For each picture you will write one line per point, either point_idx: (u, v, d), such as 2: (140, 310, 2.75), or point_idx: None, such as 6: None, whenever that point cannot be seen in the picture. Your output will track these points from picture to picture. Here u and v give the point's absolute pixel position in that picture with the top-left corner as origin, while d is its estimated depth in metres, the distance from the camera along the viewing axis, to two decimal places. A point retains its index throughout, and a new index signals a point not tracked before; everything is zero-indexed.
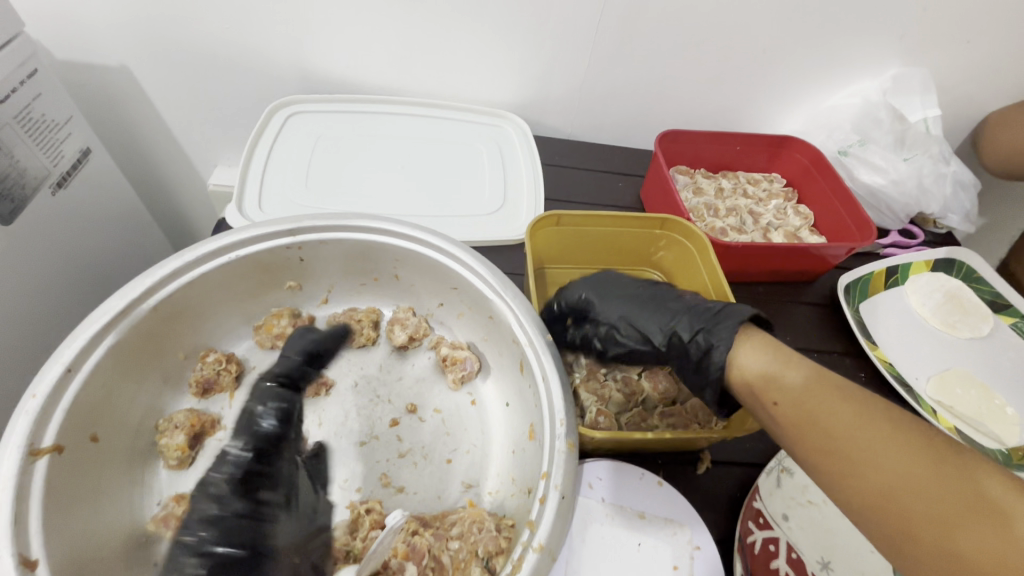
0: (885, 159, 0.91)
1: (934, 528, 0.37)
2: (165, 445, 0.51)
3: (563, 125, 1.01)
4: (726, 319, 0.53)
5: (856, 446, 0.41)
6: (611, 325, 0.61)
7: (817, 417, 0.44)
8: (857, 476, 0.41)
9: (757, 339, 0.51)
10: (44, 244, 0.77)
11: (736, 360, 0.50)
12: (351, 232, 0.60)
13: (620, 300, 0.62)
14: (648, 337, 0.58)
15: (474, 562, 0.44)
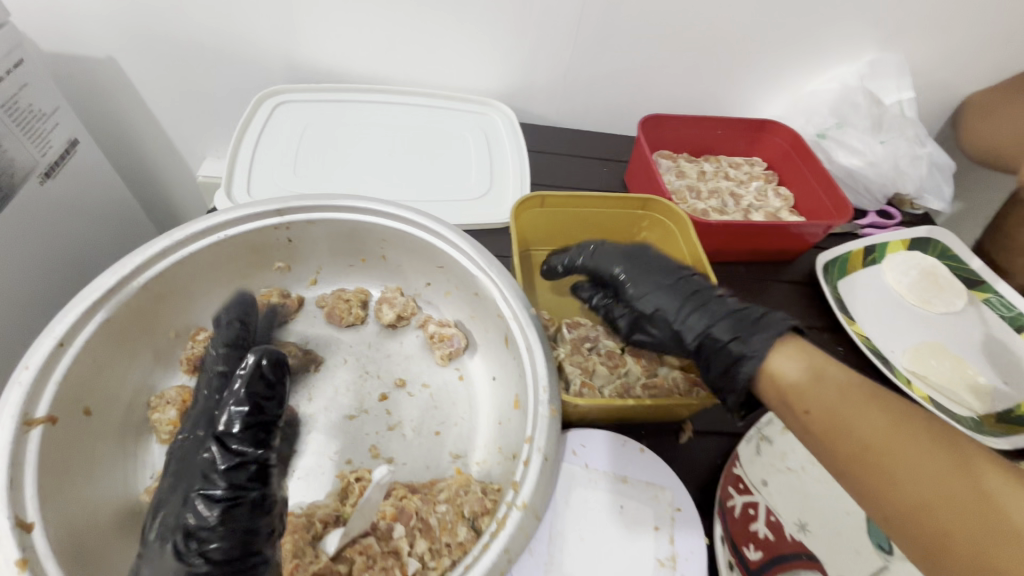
0: (862, 141, 0.93)
1: (969, 543, 0.35)
2: (157, 420, 0.52)
3: (549, 113, 1.03)
4: (764, 330, 0.51)
5: (887, 455, 0.39)
6: (643, 312, 0.60)
7: (849, 423, 0.42)
8: (888, 486, 0.39)
9: (794, 343, 0.49)
10: (34, 232, 0.77)
11: (768, 361, 0.48)
12: (338, 212, 0.61)
13: (653, 289, 0.60)
14: (679, 332, 0.57)
15: (461, 522, 0.46)
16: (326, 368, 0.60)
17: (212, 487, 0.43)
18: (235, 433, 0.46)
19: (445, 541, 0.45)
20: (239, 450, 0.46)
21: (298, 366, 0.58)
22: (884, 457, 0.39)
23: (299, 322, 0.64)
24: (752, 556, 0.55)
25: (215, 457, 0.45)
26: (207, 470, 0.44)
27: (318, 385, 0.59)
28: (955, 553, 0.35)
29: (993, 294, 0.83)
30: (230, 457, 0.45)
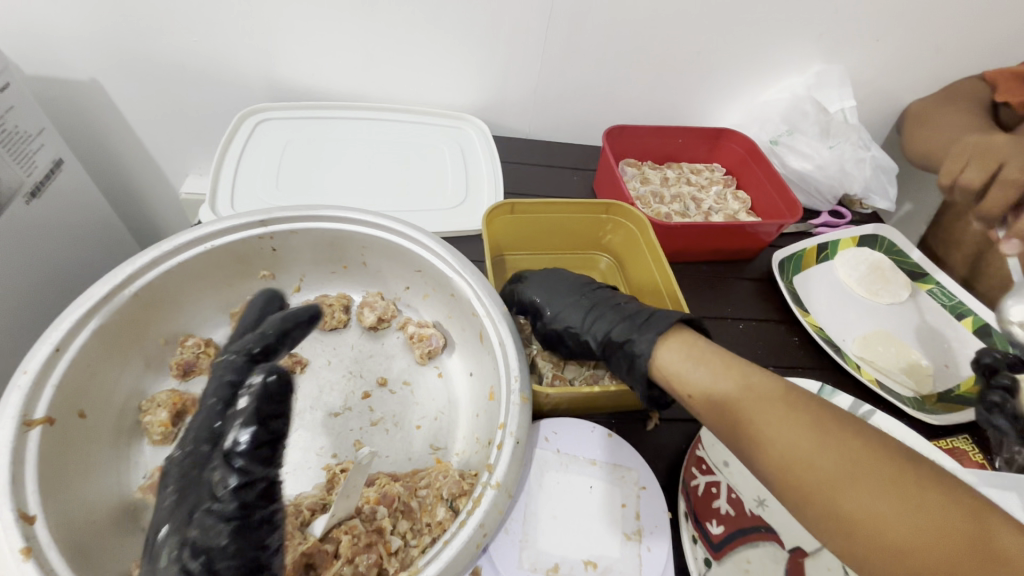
0: (811, 146, 1.00)
1: (842, 494, 0.38)
2: (150, 422, 0.55)
3: (521, 126, 1.08)
4: (651, 327, 0.57)
5: (763, 430, 0.44)
6: (556, 326, 0.65)
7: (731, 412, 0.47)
8: (776, 461, 0.42)
9: (681, 336, 0.54)
10: (20, 249, 0.79)
11: (658, 356, 0.54)
12: (319, 222, 0.65)
13: (566, 306, 0.65)
14: (587, 340, 0.63)
15: (440, 503, 0.49)
16: (311, 369, 0.64)
17: (218, 505, 0.37)
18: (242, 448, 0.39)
19: (427, 519, 0.48)
20: (247, 469, 0.39)
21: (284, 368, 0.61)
22: (773, 437, 0.42)
23: None
24: (715, 530, 0.59)
25: (222, 474, 0.39)
26: (214, 487, 0.38)
27: (304, 385, 0.62)
28: (828, 517, 0.38)
29: (935, 285, 0.90)
30: (238, 476, 0.39)
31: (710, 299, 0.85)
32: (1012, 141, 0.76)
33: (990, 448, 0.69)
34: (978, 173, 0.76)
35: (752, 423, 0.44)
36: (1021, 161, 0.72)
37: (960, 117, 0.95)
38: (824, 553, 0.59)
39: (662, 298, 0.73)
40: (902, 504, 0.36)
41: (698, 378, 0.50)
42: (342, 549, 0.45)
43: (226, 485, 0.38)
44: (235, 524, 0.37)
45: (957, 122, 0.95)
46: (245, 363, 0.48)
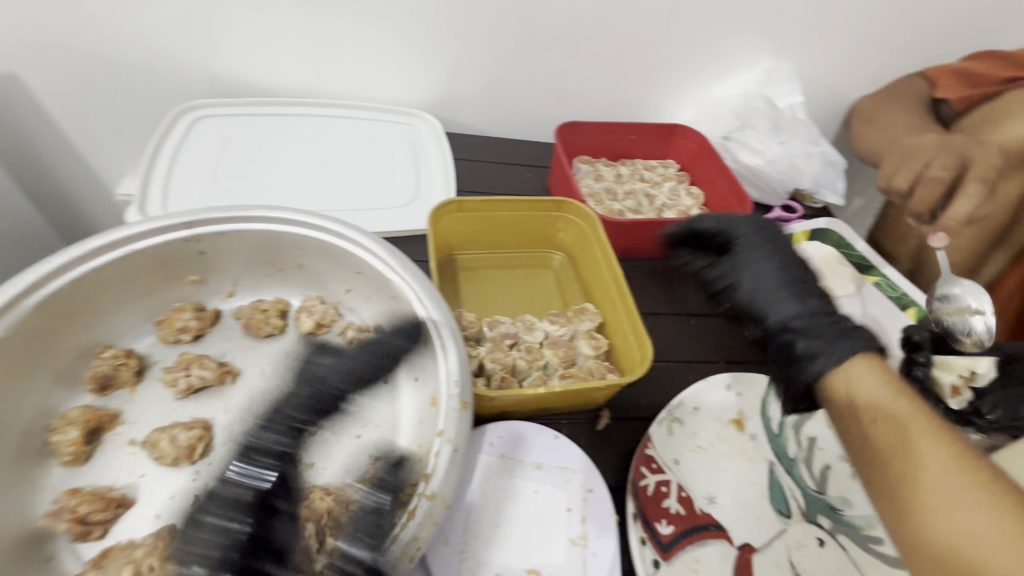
0: (761, 141, 1.00)
1: (984, 550, 0.34)
2: (58, 442, 0.51)
3: (475, 122, 1.06)
4: (846, 340, 0.50)
5: (912, 475, 0.39)
6: (738, 292, 0.60)
7: (881, 451, 0.42)
8: (920, 512, 0.38)
9: (865, 361, 0.48)
10: None
11: (847, 360, 0.48)
12: (251, 223, 0.62)
13: (784, 294, 0.57)
14: (764, 314, 0.57)
15: (373, 515, 0.48)
16: (243, 379, 0.60)
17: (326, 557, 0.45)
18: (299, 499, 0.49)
19: (358, 530, 0.48)
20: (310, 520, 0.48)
21: (213, 379, 0.58)
22: (942, 493, 0.37)
23: (214, 335, 0.63)
24: (664, 530, 0.58)
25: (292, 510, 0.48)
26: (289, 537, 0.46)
27: (235, 397, 0.58)
28: None
29: (880, 277, 0.92)
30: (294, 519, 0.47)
31: (663, 296, 0.84)
32: (938, 144, 0.81)
33: None
34: (907, 174, 0.79)
35: (917, 468, 0.39)
36: (942, 160, 0.76)
37: (908, 116, 0.97)
38: (771, 546, 0.61)
39: (613, 296, 0.72)
40: None
41: (886, 395, 0.44)
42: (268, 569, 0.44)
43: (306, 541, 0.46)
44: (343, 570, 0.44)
45: (903, 120, 0.96)
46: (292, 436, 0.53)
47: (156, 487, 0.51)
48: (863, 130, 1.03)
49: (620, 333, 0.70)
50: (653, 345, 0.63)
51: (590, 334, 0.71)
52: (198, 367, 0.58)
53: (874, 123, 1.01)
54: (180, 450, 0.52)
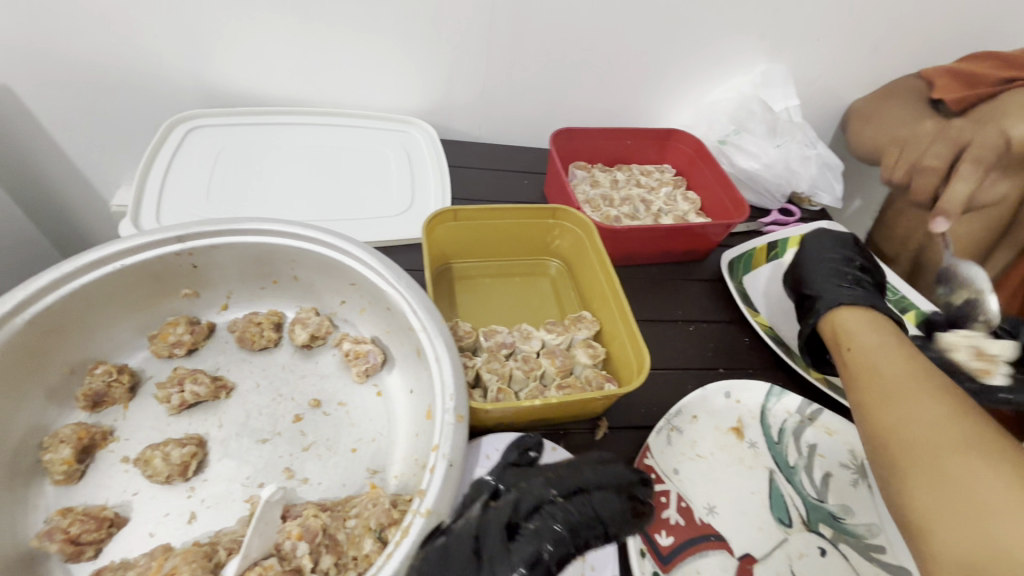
0: (758, 145, 1.00)
1: (909, 426, 0.45)
2: (50, 461, 0.50)
3: (470, 129, 1.06)
4: (858, 297, 0.64)
5: (882, 384, 0.51)
6: (814, 265, 0.72)
7: (867, 369, 0.54)
8: (881, 407, 0.49)
9: (873, 312, 0.62)
10: None
11: (841, 308, 0.63)
12: (242, 236, 0.61)
13: (835, 265, 0.71)
14: (813, 279, 0.71)
15: (368, 534, 0.47)
16: (238, 394, 0.60)
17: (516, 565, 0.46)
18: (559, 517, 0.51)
19: (353, 553, 0.46)
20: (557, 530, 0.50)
21: (206, 394, 0.57)
22: (886, 390, 0.50)
23: (209, 349, 0.63)
24: (664, 541, 0.58)
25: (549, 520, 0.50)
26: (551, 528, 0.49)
27: (229, 411, 0.58)
28: (898, 445, 0.45)
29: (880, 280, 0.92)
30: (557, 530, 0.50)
31: (661, 302, 0.84)
32: (936, 130, 0.92)
33: None
34: (945, 147, 0.90)
35: (873, 377, 0.52)
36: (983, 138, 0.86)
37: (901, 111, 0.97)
38: (773, 556, 0.60)
39: (610, 304, 0.72)
40: (947, 424, 0.43)
41: (862, 332, 0.59)
42: None
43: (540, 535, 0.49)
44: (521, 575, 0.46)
45: (900, 115, 0.97)
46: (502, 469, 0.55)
47: (150, 505, 0.51)
48: (867, 130, 1.02)
49: (617, 341, 0.70)
50: (650, 354, 0.63)
51: (587, 343, 0.71)
52: (192, 382, 0.57)
53: (877, 123, 1.00)
54: (174, 466, 0.52)
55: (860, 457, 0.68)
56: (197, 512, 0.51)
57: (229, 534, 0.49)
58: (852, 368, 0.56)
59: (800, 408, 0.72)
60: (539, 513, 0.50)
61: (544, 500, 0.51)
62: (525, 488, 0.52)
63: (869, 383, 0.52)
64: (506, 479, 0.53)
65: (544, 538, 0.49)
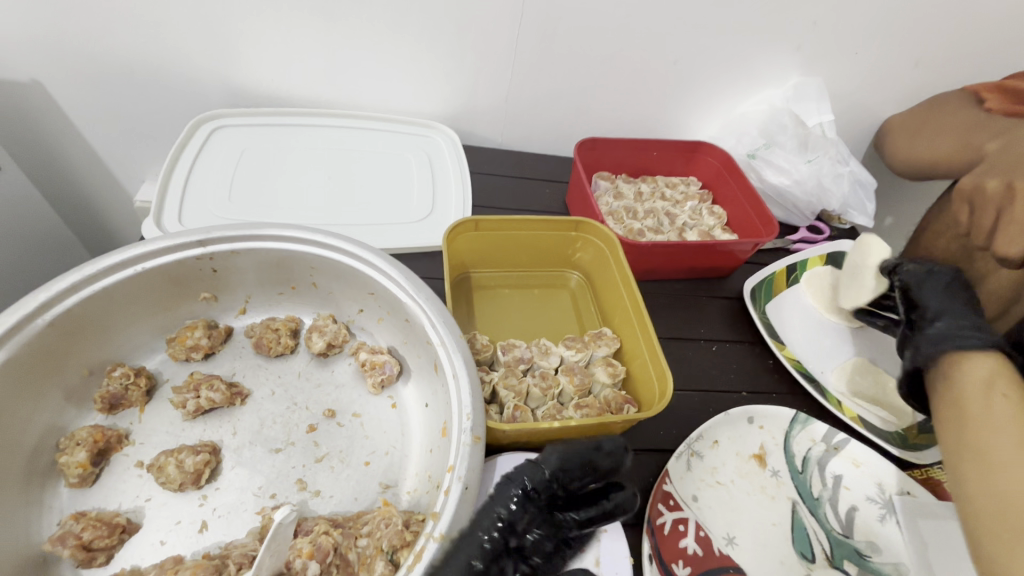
0: (789, 160, 0.97)
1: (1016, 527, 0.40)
2: (65, 463, 0.50)
3: (492, 135, 1.04)
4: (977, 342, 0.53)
5: (994, 457, 0.43)
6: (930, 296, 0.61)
7: (978, 434, 0.45)
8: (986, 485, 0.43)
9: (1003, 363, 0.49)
10: None
11: (963, 360, 0.52)
12: (263, 241, 0.61)
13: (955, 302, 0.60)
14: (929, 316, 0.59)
15: (380, 556, 0.46)
16: (252, 400, 0.59)
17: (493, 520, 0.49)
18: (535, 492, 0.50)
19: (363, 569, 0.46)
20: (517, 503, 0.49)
21: (222, 401, 0.57)
22: (999, 476, 0.42)
23: (225, 353, 0.63)
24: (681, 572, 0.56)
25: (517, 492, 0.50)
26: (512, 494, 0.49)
27: (244, 418, 0.58)
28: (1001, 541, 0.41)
29: None
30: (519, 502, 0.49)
31: (682, 321, 0.82)
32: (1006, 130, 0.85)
33: None
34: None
35: (985, 457, 0.44)
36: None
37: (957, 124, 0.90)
38: None
39: (632, 322, 0.70)
40: None
41: (979, 386, 0.48)
42: None
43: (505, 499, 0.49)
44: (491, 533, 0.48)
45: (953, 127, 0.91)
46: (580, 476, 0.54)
47: (162, 512, 0.51)
48: (913, 144, 0.98)
49: (639, 361, 0.68)
50: (673, 379, 0.60)
51: (607, 361, 0.69)
52: (207, 388, 0.57)
53: (928, 136, 0.96)
54: (186, 475, 0.51)
55: (887, 492, 0.65)
56: (208, 521, 0.51)
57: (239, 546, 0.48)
58: (964, 433, 0.47)
59: (826, 437, 0.69)
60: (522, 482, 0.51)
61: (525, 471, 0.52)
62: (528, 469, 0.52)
63: (982, 463, 0.44)
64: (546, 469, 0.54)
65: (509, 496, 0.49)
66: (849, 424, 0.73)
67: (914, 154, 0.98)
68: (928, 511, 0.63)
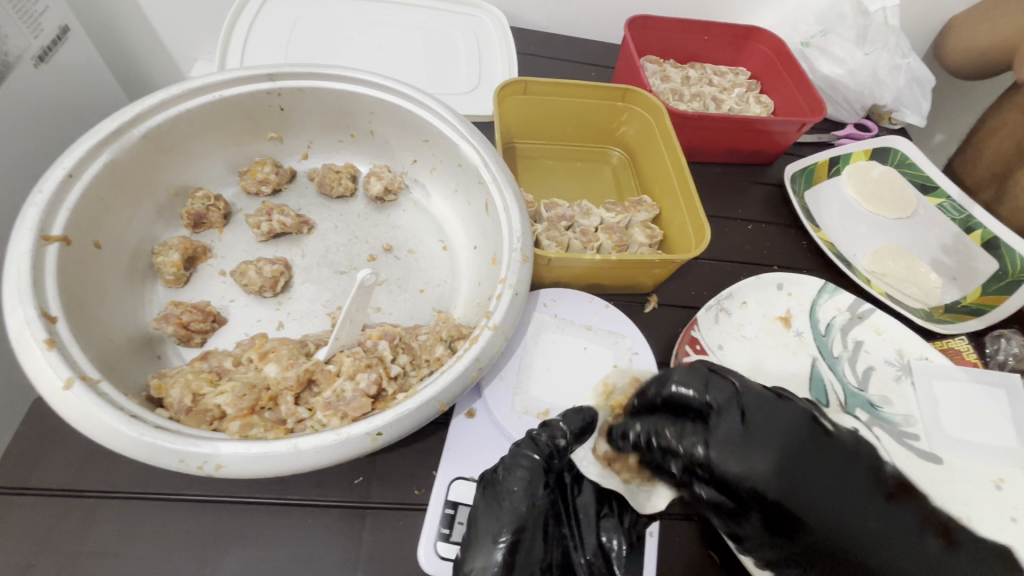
0: (844, 48, 0.92)
1: None
2: (161, 263, 0.57)
3: (538, 19, 1.02)
4: None
5: None
6: None
7: None
8: None
9: None
10: (29, 123, 0.72)
11: None
12: (327, 81, 0.63)
13: None
14: None
15: (439, 343, 0.52)
16: (318, 232, 0.65)
17: (518, 515, 0.43)
18: (528, 459, 0.46)
19: (637, 471, 0.50)
20: (528, 496, 0.44)
21: (292, 226, 0.62)
22: None
23: (291, 192, 0.68)
24: None
25: (531, 467, 0.46)
26: (525, 480, 0.45)
27: (311, 244, 0.63)
28: None
29: (945, 199, 0.87)
30: (530, 486, 0.45)
31: (720, 202, 0.84)
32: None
33: (985, 352, 0.71)
34: None
35: None
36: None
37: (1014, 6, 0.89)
38: None
39: (674, 189, 0.72)
40: None
41: None
42: (344, 368, 0.47)
43: (527, 472, 0.45)
44: (522, 529, 0.43)
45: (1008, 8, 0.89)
46: (552, 445, 0.47)
47: (245, 310, 0.57)
48: (980, 34, 0.92)
49: (677, 225, 0.71)
50: (711, 230, 0.63)
51: (645, 225, 0.72)
52: (278, 213, 0.62)
53: (985, 24, 0.92)
54: (265, 280, 0.57)
55: (906, 357, 0.68)
56: (285, 322, 0.57)
57: (360, 332, 0.50)
58: None
59: (851, 307, 0.71)
60: (515, 459, 0.46)
61: (519, 457, 0.46)
62: (521, 451, 0.47)
63: None
64: (547, 430, 0.48)
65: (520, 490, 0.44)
66: (878, 299, 0.76)
67: (984, 41, 0.92)
68: (942, 373, 0.66)
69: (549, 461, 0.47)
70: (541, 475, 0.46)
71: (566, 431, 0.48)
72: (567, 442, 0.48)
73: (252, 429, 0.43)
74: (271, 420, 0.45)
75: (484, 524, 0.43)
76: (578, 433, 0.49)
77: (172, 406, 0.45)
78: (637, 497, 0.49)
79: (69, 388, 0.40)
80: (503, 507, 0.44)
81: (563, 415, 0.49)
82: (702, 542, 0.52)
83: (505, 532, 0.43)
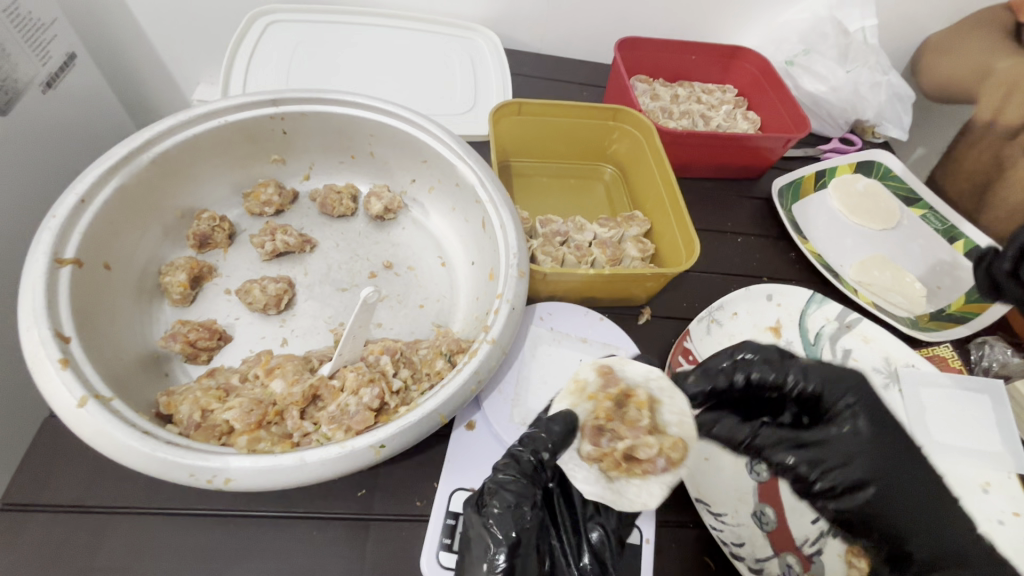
0: (826, 66, 0.96)
1: None
2: (168, 283, 0.58)
3: (531, 41, 1.05)
4: None
5: None
6: None
7: None
8: None
9: None
10: (37, 147, 0.74)
11: None
12: (327, 105, 0.66)
13: None
14: None
15: (439, 357, 0.53)
16: (320, 250, 0.67)
17: (508, 537, 0.43)
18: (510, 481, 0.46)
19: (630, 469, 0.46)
20: (517, 517, 0.44)
21: (295, 246, 0.64)
22: None
23: (293, 212, 0.70)
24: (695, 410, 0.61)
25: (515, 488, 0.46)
26: (512, 501, 0.45)
27: (312, 262, 0.65)
28: None
29: (928, 210, 0.90)
30: (516, 507, 0.45)
31: (711, 215, 0.86)
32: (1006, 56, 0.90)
33: (970, 358, 0.73)
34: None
35: None
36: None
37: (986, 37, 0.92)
38: None
39: (664, 205, 0.74)
40: None
41: None
42: (347, 383, 0.49)
43: (512, 494, 0.45)
44: (516, 549, 0.43)
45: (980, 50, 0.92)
46: (533, 461, 0.46)
47: (250, 327, 0.59)
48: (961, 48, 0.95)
49: (667, 238, 0.73)
50: (701, 244, 0.65)
51: (638, 239, 0.74)
52: (282, 233, 0.64)
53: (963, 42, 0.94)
54: (269, 298, 0.59)
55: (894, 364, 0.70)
56: (288, 338, 0.59)
57: (361, 349, 0.52)
58: None
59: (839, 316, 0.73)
60: (500, 481, 0.46)
61: (504, 478, 0.46)
62: (506, 472, 0.46)
63: None
64: (525, 446, 0.47)
65: (507, 512, 0.44)
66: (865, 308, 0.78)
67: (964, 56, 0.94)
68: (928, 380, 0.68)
69: (532, 477, 0.47)
70: (527, 494, 0.46)
71: (548, 443, 0.46)
72: (545, 456, 0.46)
73: (258, 443, 0.45)
74: (277, 435, 0.46)
75: (477, 547, 0.44)
76: (552, 445, 0.46)
77: (181, 422, 0.46)
78: (622, 499, 0.45)
79: (83, 405, 0.41)
80: (491, 532, 0.44)
81: (538, 425, 0.47)
82: (698, 549, 0.53)
83: (499, 553, 0.43)
